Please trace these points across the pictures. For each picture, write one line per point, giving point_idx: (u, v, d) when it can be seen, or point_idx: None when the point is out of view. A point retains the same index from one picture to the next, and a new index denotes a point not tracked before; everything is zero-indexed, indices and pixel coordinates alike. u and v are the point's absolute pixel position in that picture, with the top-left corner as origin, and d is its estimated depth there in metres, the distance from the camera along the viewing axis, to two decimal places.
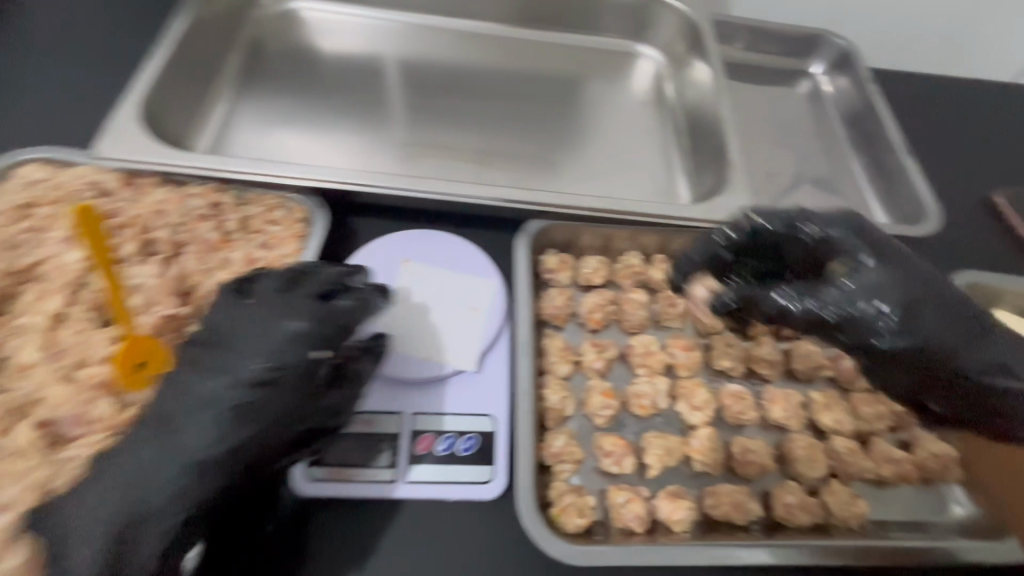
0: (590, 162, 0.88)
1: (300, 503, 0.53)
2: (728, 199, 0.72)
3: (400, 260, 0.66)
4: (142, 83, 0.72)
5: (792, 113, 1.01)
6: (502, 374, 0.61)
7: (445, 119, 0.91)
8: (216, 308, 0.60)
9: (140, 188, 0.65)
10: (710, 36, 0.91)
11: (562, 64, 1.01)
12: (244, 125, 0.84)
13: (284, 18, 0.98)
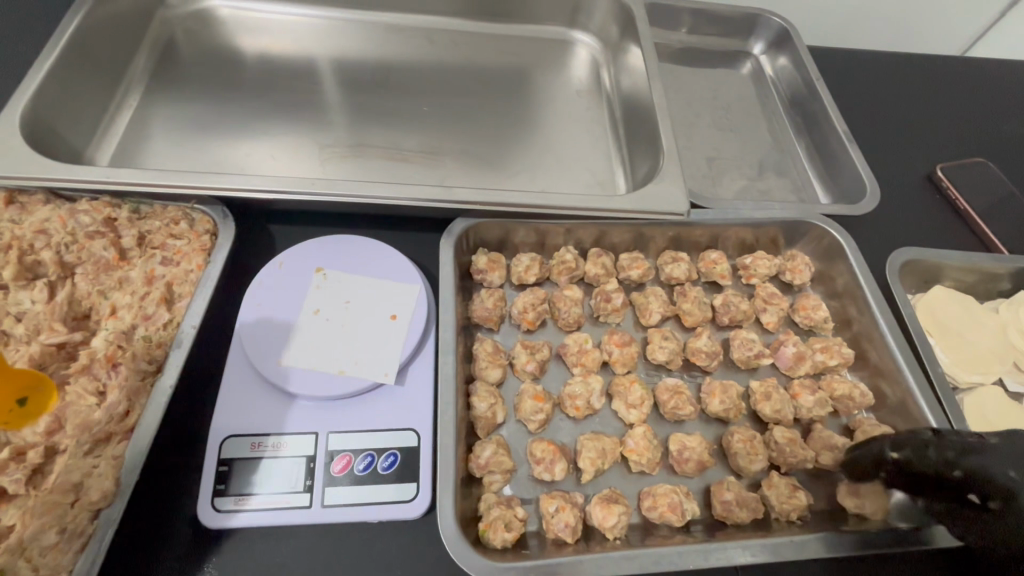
0: (525, 155, 0.85)
1: (208, 537, 0.50)
2: (662, 186, 0.69)
3: (315, 269, 0.62)
4: (23, 90, 0.66)
5: (733, 96, 1.00)
6: (427, 384, 0.57)
7: (372, 117, 0.86)
8: (108, 333, 0.55)
9: (26, 207, 0.60)
10: (642, 18, 0.89)
11: (495, 55, 0.98)
12: (151, 133, 0.78)
13: (197, 18, 0.93)
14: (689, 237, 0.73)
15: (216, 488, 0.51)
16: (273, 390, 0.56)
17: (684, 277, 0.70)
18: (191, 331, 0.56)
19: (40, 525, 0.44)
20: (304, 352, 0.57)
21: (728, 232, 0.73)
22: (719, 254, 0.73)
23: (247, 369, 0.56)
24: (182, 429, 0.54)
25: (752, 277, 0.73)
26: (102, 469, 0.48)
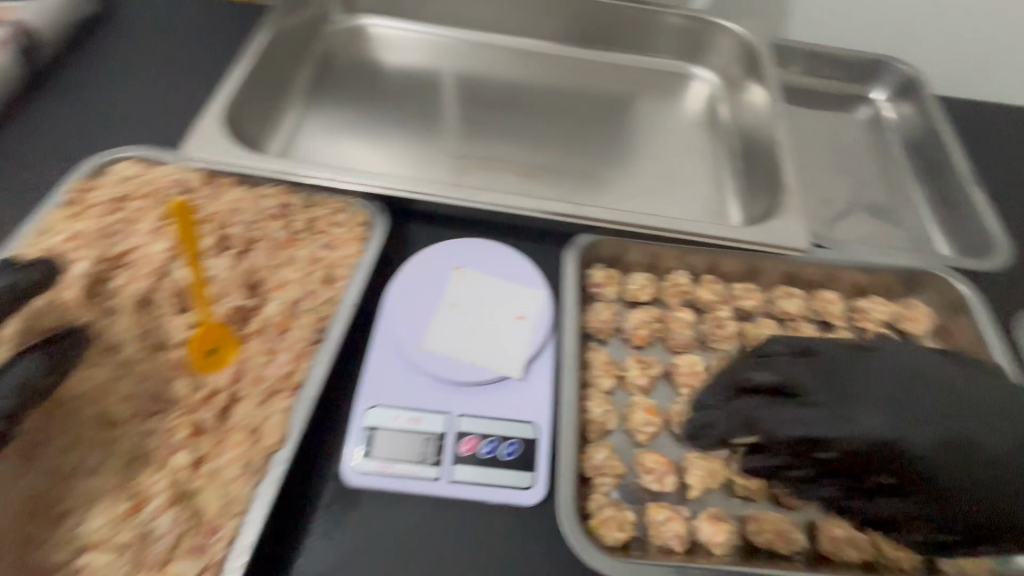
0: (640, 180, 0.89)
1: (349, 494, 0.56)
2: (784, 223, 0.73)
3: (453, 266, 0.68)
4: (226, 90, 0.78)
5: (851, 139, 1.00)
6: (546, 383, 0.62)
7: (501, 134, 0.94)
8: (280, 302, 0.63)
9: (220, 187, 0.70)
10: (768, 60, 0.92)
11: (614, 83, 1.03)
12: (311, 132, 0.89)
13: (353, 33, 1.04)
14: (803, 274, 0.74)
15: (361, 450, 0.57)
16: (413, 370, 0.62)
17: (798, 313, 0.72)
18: (348, 309, 0.63)
19: (229, 458, 0.52)
20: (443, 339, 0.63)
21: (845, 274, 0.73)
22: (834, 295, 0.74)
23: (391, 348, 0.63)
24: (332, 395, 0.61)
25: (867, 321, 0.72)
26: (276, 418, 0.54)
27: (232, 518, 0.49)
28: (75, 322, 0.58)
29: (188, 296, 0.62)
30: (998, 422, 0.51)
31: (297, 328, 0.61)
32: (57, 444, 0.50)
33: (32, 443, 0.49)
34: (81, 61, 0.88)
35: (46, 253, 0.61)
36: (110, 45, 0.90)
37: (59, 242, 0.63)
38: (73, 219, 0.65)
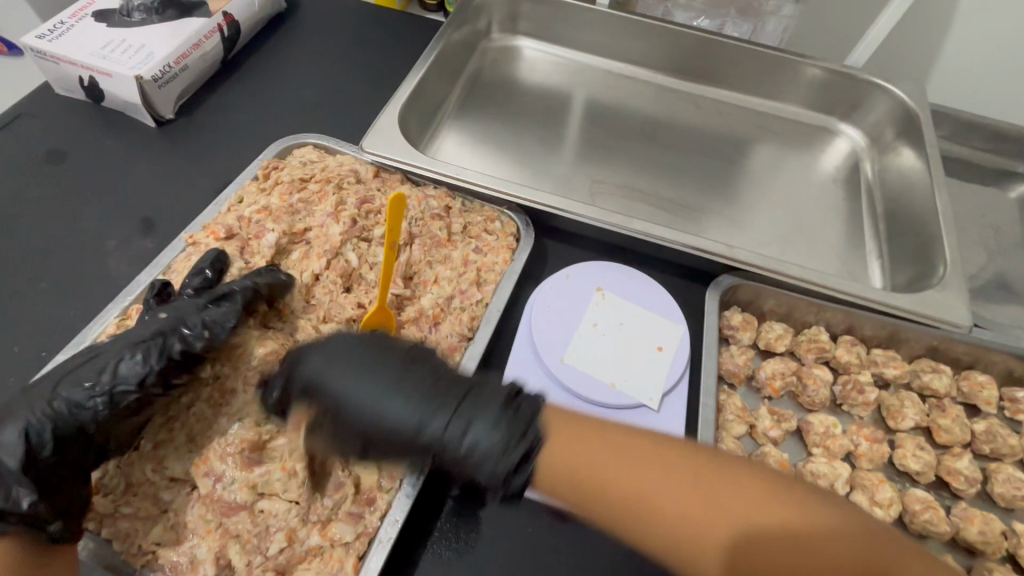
0: (775, 229, 0.89)
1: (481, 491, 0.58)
2: (945, 295, 0.68)
3: (595, 288, 0.71)
4: (401, 94, 0.84)
5: (1003, 217, 0.95)
6: (681, 418, 0.62)
7: (638, 164, 0.96)
8: (434, 297, 0.67)
9: (388, 182, 0.76)
10: (929, 126, 0.89)
11: (753, 129, 1.03)
12: (461, 141, 0.95)
13: (504, 52, 1.10)
14: (951, 351, 0.70)
15: None
16: (551, 381, 0.64)
17: (945, 391, 0.68)
18: (497, 313, 0.66)
19: None
20: (583, 357, 0.65)
21: (1000, 358, 0.70)
22: (987, 379, 0.70)
23: (531, 358, 0.66)
24: None
25: (1020, 412, 0.68)
26: None
27: (385, 492, 0.53)
28: None
29: (354, 278, 0.67)
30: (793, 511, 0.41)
31: (449, 323, 0.65)
32: (243, 397, 0.54)
33: (223, 392, 0.54)
34: (268, 52, 0.98)
35: (240, 220, 0.68)
36: (294, 40, 1.00)
37: (250, 212, 0.69)
38: (261, 193, 0.72)
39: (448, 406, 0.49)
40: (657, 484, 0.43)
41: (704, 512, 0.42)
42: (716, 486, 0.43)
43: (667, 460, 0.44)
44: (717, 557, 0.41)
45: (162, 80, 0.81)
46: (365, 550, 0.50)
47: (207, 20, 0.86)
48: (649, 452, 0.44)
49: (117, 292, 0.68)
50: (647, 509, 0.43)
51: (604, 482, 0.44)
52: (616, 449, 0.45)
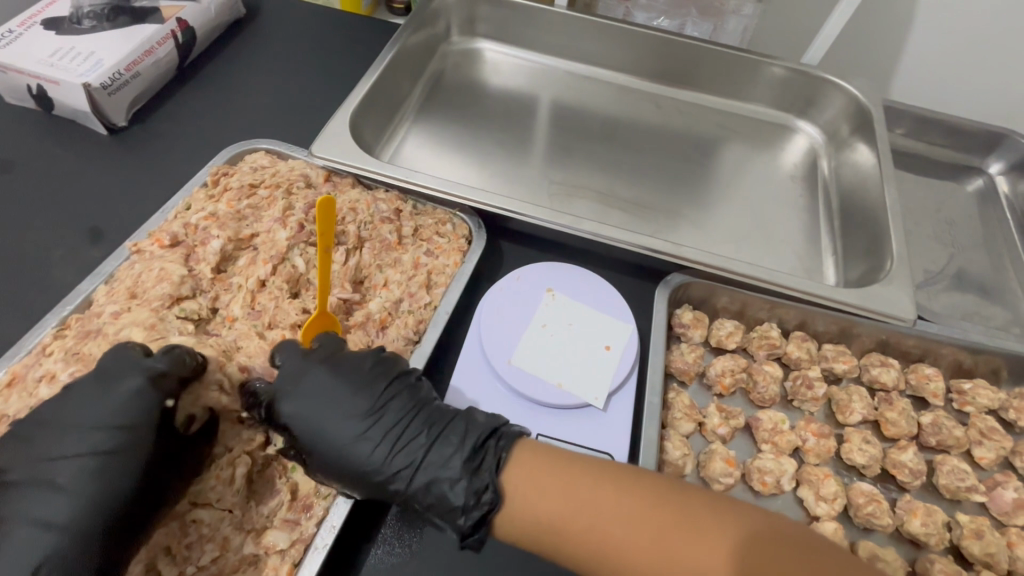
0: (732, 227, 0.89)
1: None
2: (889, 289, 0.69)
3: (545, 289, 0.71)
4: (355, 98, 0.84)
5: (959, 211, 0.96)
6: (627, 416, 0.62)
7: (596, 164, 0.96)
8: (382, 300, 0.67)
9: (339, 187, 0.76)
10: (881, 122, 0.90)
11: (713, 127, 1.04)
12: (420, 144, 0.95)
13: (466, 55, 1.10)
14: (899, 344, 0.71)
15: None
16: (498, 382, 0.64)
17: (892, 384, 0.69)
18: (445, 316, 0.66)
19: None
20: (529, 357, 0.65)
21: (948, 351, 0.70)
22: (935, 371, 0.70)
23: (478, 359, 0.66)
24: None
25: (967, 404, 0.69)
26: None
27: (323, 498, 0.53)
28: (204, 293, 0.64)
29: (301, 284, 0.67)
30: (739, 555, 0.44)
31: (396, 327, 0.65)
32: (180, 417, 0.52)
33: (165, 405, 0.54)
34: (225, 58, 0.97)
35: (186, 228, 0.68)
36: (252, 46, 0.99)
37: (196, 218, 0.69)
38: (209, 200, 0.72)
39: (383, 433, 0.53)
40: (613, 535, 0.46)
41: (660, 562, 0.44)
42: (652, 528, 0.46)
43: (612, 496, 0.47)
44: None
45: (112, 87, 0.80)
46: (301, 557, 0.49)
47: (159, 26, 0.86)
48: (599, 493, 0.48)
49: (60, 301, 0.67)
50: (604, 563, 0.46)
51: (567, 535, 0.47)
52: (566, 510, 0.47)
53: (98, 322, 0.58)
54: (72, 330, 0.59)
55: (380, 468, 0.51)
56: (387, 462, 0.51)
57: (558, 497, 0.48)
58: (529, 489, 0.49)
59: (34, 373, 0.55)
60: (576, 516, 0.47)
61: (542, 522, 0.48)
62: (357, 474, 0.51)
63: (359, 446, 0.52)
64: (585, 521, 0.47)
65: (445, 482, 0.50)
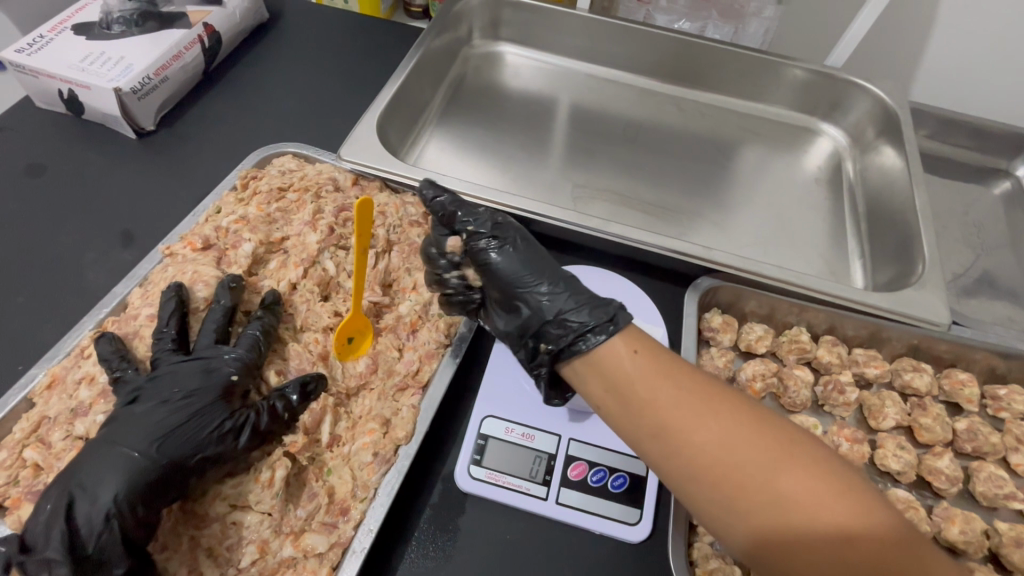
0: (757, 230, 0.89)
1: (458, 498, 0.58)
2: (922, 294, 0.68)
3: None
4: (380, 102, 0.85)
5: (986, 214, 0.95)
6: None
7: (618, 167, 0.96)
8: (412, 303, 0.67)
9: (366, 190, 0.76)
10: (908, 124, 0.90)
11: (736, 130, 1.04)
12: (443, 147, 0.95)
13: (486, 58, 1.10)
14: (932, 349, 0.70)
15: (474, 456, 0.59)
16: (528, 386, 0.64)
17: (925, 390, 0.68)
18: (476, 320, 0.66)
19: (362, 444, 0.56)
20: None
21: (981, 356, 0.70)
22: (968, 376, 0.70)
23: (510, 363, 0.65)
24: (452, 402, 0.64)
25: (1002, 410, 0.68)
26: (405, 414, 0.58)
27: (360, 501, 0.53)
28: None
29: (332, 287, 0.67)
30: (793, 469, 0.44)
31: (427, 330, 0.65)
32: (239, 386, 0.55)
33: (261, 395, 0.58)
34: (249, 62, 0.98)
35: (217, 231, 0.68)
36: (275, 50, 1.00)
37: (227, 222, 0.69)
38: (239, 203, 0.72)
39: (522, 271, 0.58)
40: (679, 415, 0.47)
41: (711, 452, 0.46)
42: (732, 429, 0.46)
43: (710, 394, 0.49)
44: (715, 491, 0.45)
45: (141, 91, 0.81)
46: (340, 560, 0.50)
47: (187, 31, 0.86)
48: (697, 386, 0.49)
49: (95, 303, 0.68)
50: (666, 427, 0.47)
51: (640, 402, 0.49)
52: (648, 383, 0.49)
53: (135, 324, 0.59)
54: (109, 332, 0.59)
55: (515, 290, 0.58)
56: (522, 285, 0.58)
57: (647, 373, 0.50)
58: (633, 357, 0.51)
59: (74, 375, 0.56)
60: (656, 388, 0.49)
61: (612, 387, 0.51)
62: (501, 287, 0.59)
63: (505, 271, 0.58)
64: (662, 396, 0.48)
65: (568, 311, 0.55)
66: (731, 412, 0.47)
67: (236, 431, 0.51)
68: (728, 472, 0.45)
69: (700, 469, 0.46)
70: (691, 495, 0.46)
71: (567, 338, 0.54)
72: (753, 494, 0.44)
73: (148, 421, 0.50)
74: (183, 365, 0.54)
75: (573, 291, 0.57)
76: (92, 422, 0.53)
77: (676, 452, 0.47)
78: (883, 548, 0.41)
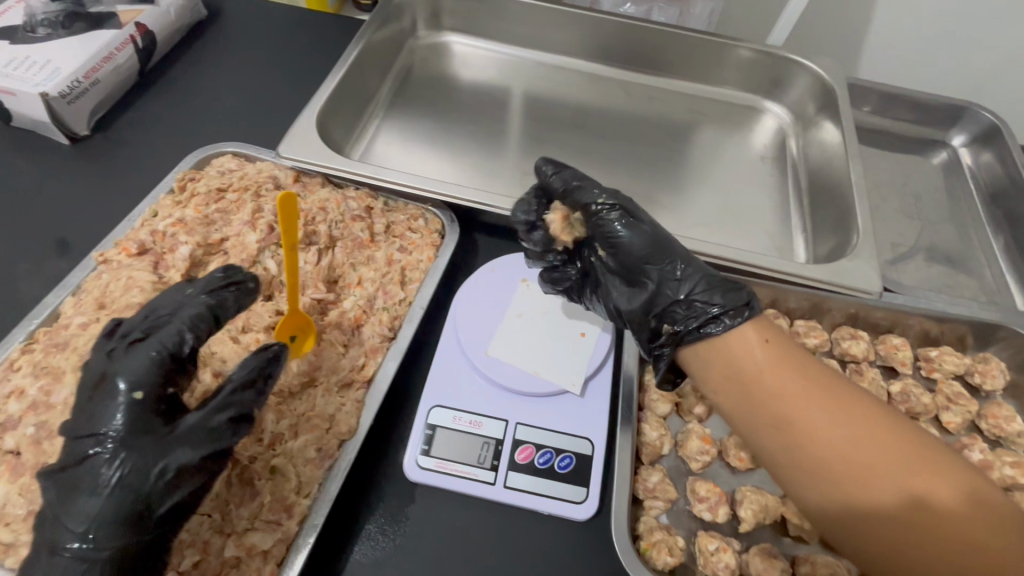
0: (705, 209, 0.90)
1: (406, 489, 0.58)
2: (855, 264, 0.70)
3: (520, 279, 0.71)
4: (320, 97, 0.84)
5: (925, 183, 0.98)
6: (605, 401, 0.63)
7: (568, 153, 0.96)
8: (356, 298, 0.67)
9: (308, 187, 0.75)
10: (844, 99, 0.92)
11: (684, 112, 1.05)
12: (391, 140, 0.94)
13: (433, 49, 1.09)
14: (869, 317, 0.73)
15: (421, 447, 0.60)
16: (475, 373, 0.64)
17: (862, 356, 0.71)
18: (420, 311, 0.66)
19: (304, 442, 0.56)
20: (507, 348, 0.65)
21: (916, 321, 0.72)
22: (902, 341, 0.73)
23: (456, 352, 0.66)
24: (400, 395, 0.64)
25: (934, 371, 0.71)
26: (349, 408, 0.58)
27: (304, 497, 0.53)
28: None
29: (274, 286, 0.67)
30: (924, 472, 0.48)
31: (371, 325, 0.65)
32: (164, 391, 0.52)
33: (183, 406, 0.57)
34: (188, 61, 0.96)
35: (153, 235, 0.67)
36: (215, 47, 0.98)
37: (164, 225, 0.68)
38: (177, 206, 0.71)
39: (662, 255, 0.59)
40: (808, 414, 0.51)
41: (836, 446, 0.50)
42: (857, 428, 0.50)
43: (844, 397, 0.52)
44: (830, 482, 0.50)
45: (71, 95, 0.79)
46: (284, 556, 0.50)
47: (118, 31, 0.84)
48: (833, 390, 0.53)
49: (28, 313, 0.66)
50: (785, 422, 0.52)
51: (772, 396, 0.53)
52: (779, 380, 0.53)
53: (65, 333, 0.58)
54: (40, 342, 0.58)
55: (642, 270, 0.60)
56: (651, 266, 0.59)
57: (776, 370, 0.53)
58: (741, 352, 0.55)
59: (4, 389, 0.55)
60: (784, 383, 0.53)
61: (734, 380, 0.55)
62: (625, 263, 0.60)
63: (637, 247, 0.60)
64: (791, 387, 0.52)
65: (700, 294, 0.57)
66: (858, 410, 0.51)
67: (206, 458, 0.49)
68: (841, 464, 0.49)
69: (814, 459, 0.50)
70: (813, 488, 0.50)
71: (697, 319, 0.56)
72: (877, 491, 0.48)
73: (135, 458, 0.47)
74: (113, 402, 0.49)
75: (693, 279, 0.58)
76: (20, 435, 0.52)
77: (802, 444, 0.51)
78: (984, 533, 0.46)
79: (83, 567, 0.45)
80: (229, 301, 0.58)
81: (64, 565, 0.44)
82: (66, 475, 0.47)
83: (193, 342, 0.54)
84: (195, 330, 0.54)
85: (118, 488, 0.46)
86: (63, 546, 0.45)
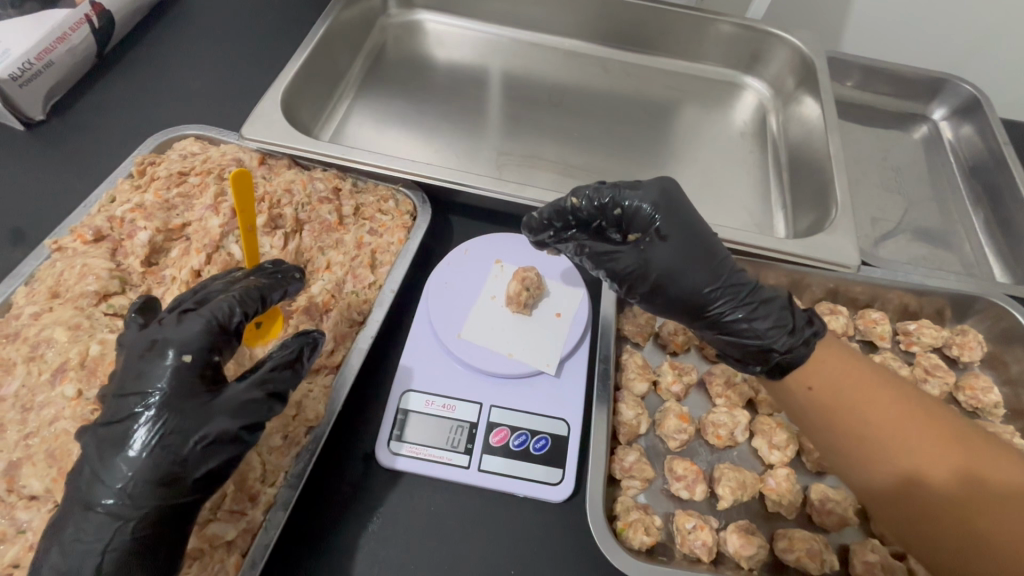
0: (684, 187, 0.89)
1: (377, 475, 0.57)
2: (833, 239, 0.69)
3: (494, 260, 0.69)
4: (286, 77, 0.81)
5: (906, 158, 0.97)
6: (581, 382, 0.62)
7: (545, 132, 0.94)
8: (324, 283, 0.65)
9: (274, 169, 0.73)
10: (824, 72, 0.90)
11: (663, 89, 1.03)
12: (363, 122, 0.92)
13: (406, 28, 1.06)
14: (848, 291, 0.72)
15: (392, 432, 0.58)
16: (447, 357, 0.63)
17: (841, 331, 0.70)
18: (389, 294, 0.64)
19: (268, 429, 0.54)
20: (480, 330, 0.64)
21: (895, 295, 0.72)
22: (881, 315, 0.72)
23: (429, 336, 0.64)
24: (371, 381, 0.63)
25: (913, 344, 0.71)
26: (316, 395, 0.57)
27: (269, 487, 0.52)
28: (134, 287, 0.61)
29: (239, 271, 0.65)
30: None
31: (339, 309, 0.63)
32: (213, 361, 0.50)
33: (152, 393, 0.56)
34: (149, 42, 0.92)
35: (110, 221, 0.64)
36: (177, 28, 0.94)
37: (121, 211, 0.65)
38: (135, 190, 0.68)
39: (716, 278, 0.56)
40: (896, 441, 0.51)
41: (920, 474, 0.49)
42: (949, 461, 0.49)
43: (943, 430, 0.50)
44: (914, 510, 0.49)
45: (22, 78, 0.75)
46: (249, 546, 0.49)
47: (71, 10, 0.79)
48: (928, 421, 0.51)
49: None
50: (869, 448, 0.52)
51: (857, 419, 0.53)
52: (866, 405, 0.53)
53: (17, 324, 0.56)
54: None
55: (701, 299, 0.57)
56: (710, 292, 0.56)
57: (862, 395, 0.53)
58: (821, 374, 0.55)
59: None
60: (871, 408, 0.52)
61: (820, 402, 0.55)
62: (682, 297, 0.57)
63: (692, 278, 0.56)
64: (881, 415, 0.52)
65: (761, 322, 0.56)
66: (956, 445, 0.49)
67: (243, 429, 0.47)
68: (930, 494, 0.49)
69: (898, 484, 0.50)
70: (899, 514, 0.50)
71: (759, 347, 0.56)
72: (969, 527, 0.46)
73: (166, 423, 0.45)
74: (160, 364, 0.47)
75: (757, 306, 0.56)
76: None
77: (885, 468, 0.51)
78: None
79: (115, 525, 0.43)
80: (289, 288, 0.57)
81: (98, 521, 0.43)
82: (110, 430, 0.46)
83: (242, 319, 0.51)
84: (245, 308, 0.51)
85: (152, 453, 0.44)
86: (92, 506, 0.44)
